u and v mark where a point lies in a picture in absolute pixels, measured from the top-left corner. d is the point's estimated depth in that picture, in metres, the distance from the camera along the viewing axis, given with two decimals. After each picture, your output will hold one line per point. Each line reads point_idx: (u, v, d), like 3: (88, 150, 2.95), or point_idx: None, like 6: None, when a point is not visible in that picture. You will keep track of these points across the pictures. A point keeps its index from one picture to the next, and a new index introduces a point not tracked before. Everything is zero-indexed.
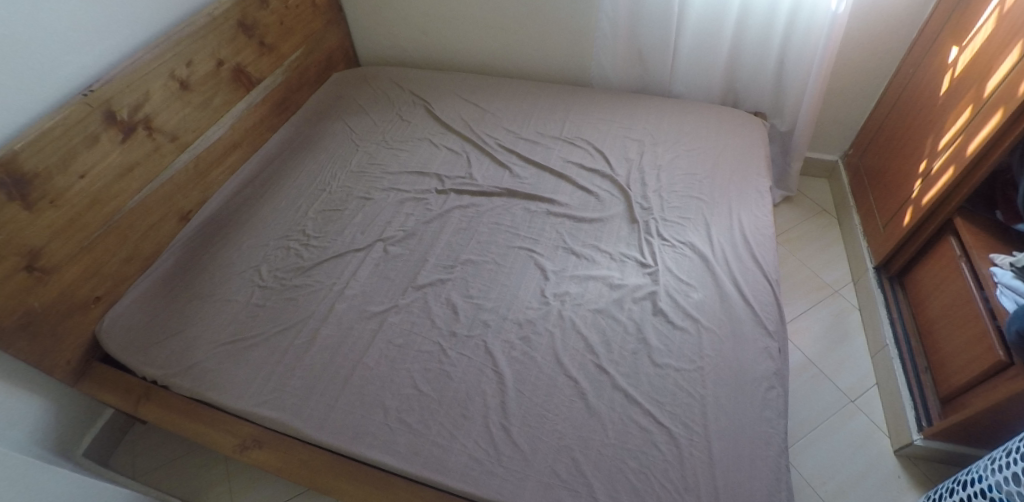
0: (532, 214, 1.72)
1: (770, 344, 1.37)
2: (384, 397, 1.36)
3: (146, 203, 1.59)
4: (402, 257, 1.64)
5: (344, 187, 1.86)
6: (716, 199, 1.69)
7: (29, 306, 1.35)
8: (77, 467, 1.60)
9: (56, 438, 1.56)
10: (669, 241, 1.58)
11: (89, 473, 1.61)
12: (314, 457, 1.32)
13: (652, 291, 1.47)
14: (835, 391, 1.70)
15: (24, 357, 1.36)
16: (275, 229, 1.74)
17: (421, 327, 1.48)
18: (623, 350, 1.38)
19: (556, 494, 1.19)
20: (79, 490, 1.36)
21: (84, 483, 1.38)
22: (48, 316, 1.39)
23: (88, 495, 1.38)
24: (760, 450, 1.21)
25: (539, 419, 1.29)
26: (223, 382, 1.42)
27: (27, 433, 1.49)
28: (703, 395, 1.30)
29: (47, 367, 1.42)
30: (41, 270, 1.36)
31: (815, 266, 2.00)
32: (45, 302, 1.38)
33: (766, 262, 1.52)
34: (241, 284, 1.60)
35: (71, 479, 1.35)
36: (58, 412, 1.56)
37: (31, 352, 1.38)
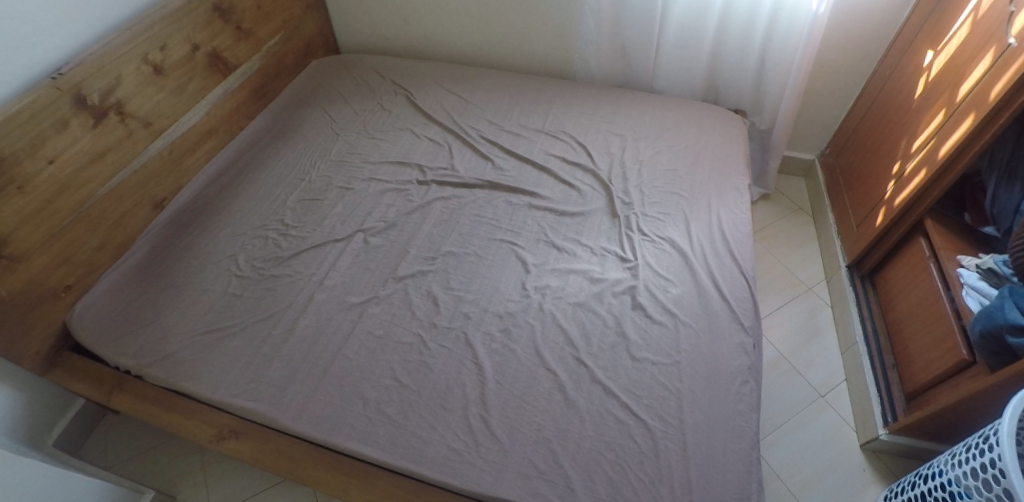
0: (514, 206, 1.72)
1: (745, 339, 1.40)
2: (364, 389, 1.35)
3: (119, 190, 1.56)
4: (383, 248, 1.63)
5: (324, 177, 1.83)
6: (695, 196, 1.71)
7: None
8: (47, 458, 1.57)
9: (24, 428, 1.53)
10: (649, 237, 1.60)
11: (59, 464, 1.58)
12: (291, 448, 1.31)
13: (631, 286, 1.49)
14: (806, 386, 1.74)
15: None
16: (253, 218, 1.71)
17: (401, 318, 1.47)
18: (602, 344, 1.40)
19: (534, 486, 1.20)
20: (50, 483, 1.34)
21: (55, 474, 1.35)
22: (16, 305, 1.36)
23: (57, 486, 1.35)
24: (732, 443, 1.25)
25: (518, 411, 1.30)
26: (198, 373, 1.40)
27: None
28: (680, 389, 1.32)
29: (16, 357, 1.39)
30: (9, 258, 1.32)
31: (790, 264, 2.04)
32: (14, 291, 1.35)
33: (743, 258, 1.55)
34: (217, 274, 1.58)
35: (41, 471, 1.32)
36: (26, 402, 1.53)
37: None
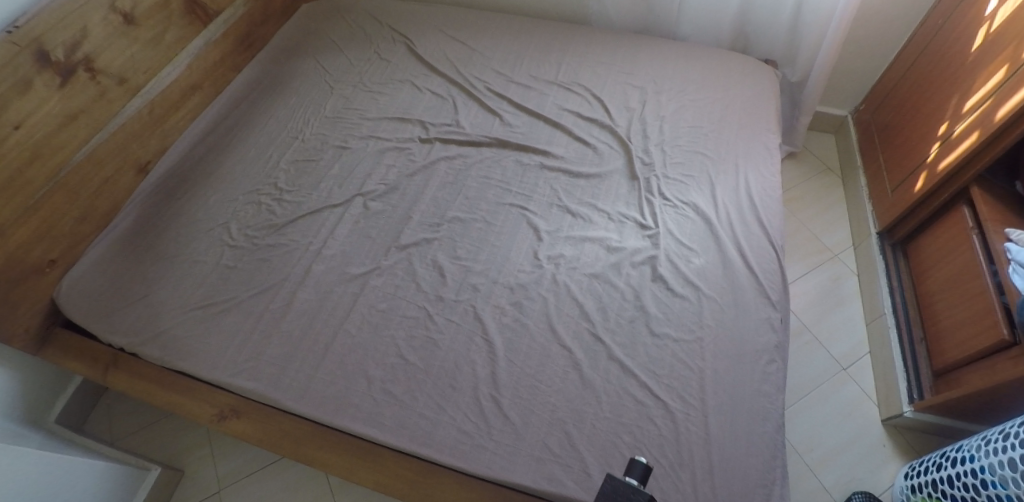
0: (524, 166, 1.60)
1: (773, 314, 1.32)
2: (368, 367, 1.28)
3: (98, 155, 1.44)
4: (384, 214, 1.53)
5: (319, 135, 1.71)
6: (721, 156, 1.60)
7: None
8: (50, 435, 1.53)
9: (22, 406, 1.49)
10: (671, 201, 1.50)
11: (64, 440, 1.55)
12: (296, 428, 1.26)
13: (652, 256, 1.39)
14: (827, 358, 1.68)
15: None
16: (245, 182, 1.61)
17: (405, 291, 1.39)
18: (619, 318, 1.31)
19: (549, 470, 1.14)
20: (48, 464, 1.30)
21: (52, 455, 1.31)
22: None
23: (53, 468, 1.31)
24: (756, 427, 1.18)
25: (532, 390, 1.23)
26: (194, 351, 1.33)
27: None
28: (702, 368, 1.24)
29: (4, 336, 1.32)
30: None
31: (815, 227, 1.94)
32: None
33: (771, 227, 1.45)
34: (209, 244, 1.49)
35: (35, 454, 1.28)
36: (22, 379, 1.48)
37: None
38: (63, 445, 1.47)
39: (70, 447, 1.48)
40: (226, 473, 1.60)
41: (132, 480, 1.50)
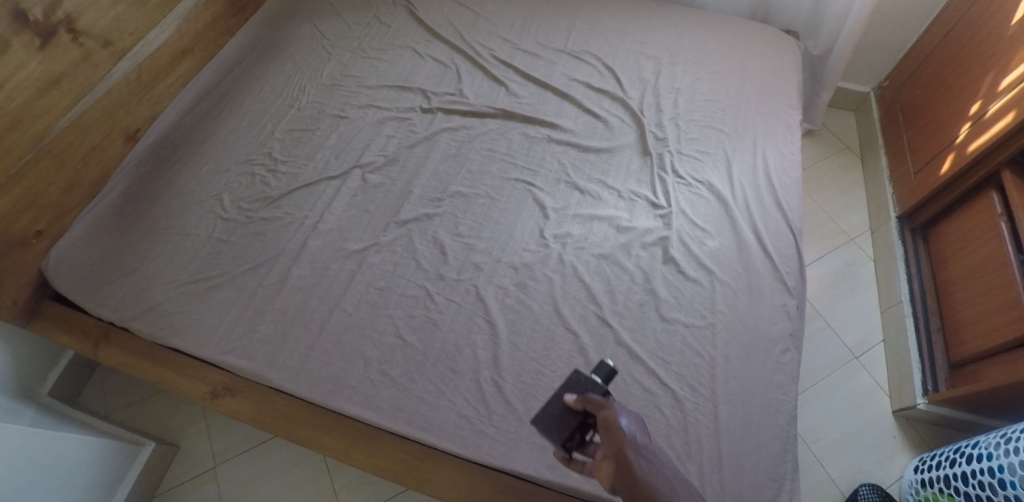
0: (531, 139, 1.53)
1: (789, 301, 1.27)
2: (365, 347, 1.23)
3: (84, 122, 1.37)
4: (383, 187, 1.46)
5: (317, 103, 1.63)
6: (738, 133, 1.52)
7: None
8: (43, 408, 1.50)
9: (14, 379, 1.45)
10: (684, 179, 1.43)
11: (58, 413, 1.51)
12: (291, 409, 1.21)
13: (663, 236, 1.33)
14: (839, 346, 1.63)
15: None
16: (239, 152, 1.54)
17: (405, 269, 1.33)
18: (628, 301, 1.26)
19: (552, 458, 1.10)
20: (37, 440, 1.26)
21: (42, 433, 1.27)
22: None
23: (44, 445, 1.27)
24: (768, 418, 1.13)
25: (535, 375, 1.18)
26: (186, 328, 1.28)
27: None
28: (713, 356, 1.19)
29: None
30: None
31: (831, 209, 1.86)
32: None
33: (789, 209, 1.38)
34: (201, 216, 1.43)
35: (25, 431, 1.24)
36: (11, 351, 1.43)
37: None
38: (56, 419, 1.44)
39: (63, 422, 1.44)
40: (221, 449, 1.57)
41: (126, 455, 1.46)
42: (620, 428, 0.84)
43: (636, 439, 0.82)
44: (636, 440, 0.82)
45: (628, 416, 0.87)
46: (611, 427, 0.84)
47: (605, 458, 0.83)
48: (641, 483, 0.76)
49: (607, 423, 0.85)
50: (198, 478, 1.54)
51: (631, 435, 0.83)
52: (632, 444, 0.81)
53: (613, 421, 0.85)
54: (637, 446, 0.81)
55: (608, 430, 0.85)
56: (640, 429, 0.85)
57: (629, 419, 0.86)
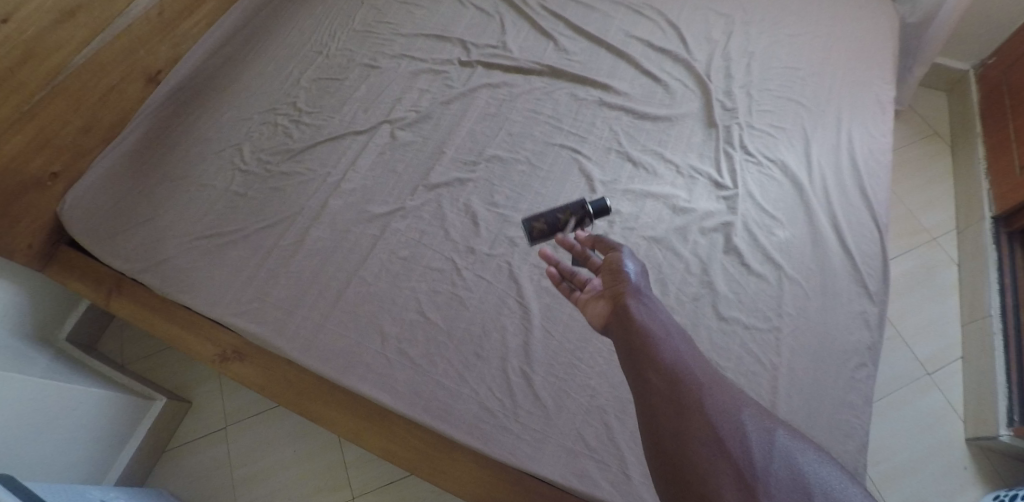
0: (580, 102, 1.36)
1: (868, 308, 1.10)
2: (383, 323, 1.12)
3: (101, 59, 1.24)
4: (413, 146, 1.33)
5: (346, 51, 1.49)
6: (819, 107, 1.32)
7: None
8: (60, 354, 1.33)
9: (31, 321, 1.29)
10: (754, 157, 1.25)
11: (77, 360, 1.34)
12: (303, 381, 1.09)
13: (726, 222, 1.18)
14: (911, 359, 1.44)
15: None
16: (262, 100, 1.42)
17: (432, 238, 1.20)
18: (681, 295, 1.11)
19: (582, 466, 0.97)
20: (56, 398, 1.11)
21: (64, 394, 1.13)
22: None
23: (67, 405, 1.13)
24: (835, 443, 0.99)
25: (569, 370, 1.05)
26: (196, 285, 1.17)
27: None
28: (775, 365, 1.05)
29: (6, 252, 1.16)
30: None
31: (913, 203, 1.64)
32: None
33: (876, 200, 1.19)
34: (219, 167, 1.32)
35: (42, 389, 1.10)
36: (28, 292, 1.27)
37: None
38: (69, 368, 1.27)
39: (76, 370, 1.27)
40: (241, 407, 1.39)
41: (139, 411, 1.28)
42: (626, 274, 0.90)
43: (640, 287, 0.88)
44: (640, 287, 0.88)
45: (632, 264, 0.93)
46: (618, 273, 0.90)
47: (606, 298, 0.89)
48: (642, 323, 0.81)
49: (615, 267, 0.91)
50: (208, 438, 1.36)
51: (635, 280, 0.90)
52: (637, 289, 0.87)
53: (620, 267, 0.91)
54: (641, 292, 0.87)
55: (615, 276, 0.90)
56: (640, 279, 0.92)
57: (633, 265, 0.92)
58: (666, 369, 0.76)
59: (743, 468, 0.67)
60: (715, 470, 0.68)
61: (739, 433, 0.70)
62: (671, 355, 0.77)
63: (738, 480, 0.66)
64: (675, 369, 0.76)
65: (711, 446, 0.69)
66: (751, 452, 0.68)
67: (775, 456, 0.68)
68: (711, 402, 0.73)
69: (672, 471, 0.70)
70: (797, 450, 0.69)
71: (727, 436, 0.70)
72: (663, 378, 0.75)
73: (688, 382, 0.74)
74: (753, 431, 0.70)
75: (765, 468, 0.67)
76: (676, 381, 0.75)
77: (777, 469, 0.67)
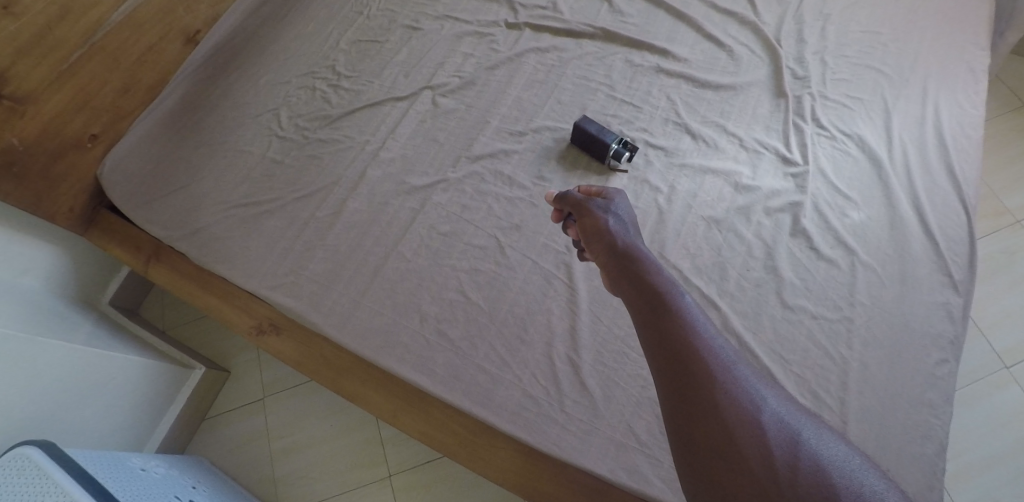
0: (635, 68, 1.26)
1: (952, 299, 0.99)
2: (422, 301, 1.06)
3: (139, 17, 1.19)
4: (456, 114, 1.26)
5: (387, 11, 1.42)
6: (902, 76, 1.19)
7: (7, 143, 1.03)
8: (106, 318, 1.30)
9: (79, 285, 1.26)
10: (829, 131, 1.14)
11: (121, 325, 1.32)
12: (340, 357, 1.06)
13: (795, 202, 1.08)
14: (986, 351, 1.30)
15: (15, 205, 1.05)
16: (300, 63, 1.36)
17: (474, 213, 1.14)
18: (742, 280, 1.03)
19: (632, 460, 0.92)
20: (95, 365, 1.09)
21: (105, 361, 1.11)
22: (36, 157, 1.07)
23: (107, 374, 1.11)
24: (912, 445, 0.90)
25: (618, 358, 0.99)
26: (233, 255, 1.14)
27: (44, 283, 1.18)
28: (846, 359, 0.96)
29: (49, 216, 1.12)
30: (12, 100, 1.02)
31: (995, 181, 1.47)
32: (26, 140, 1.05)
33: (964, 179, 1.08)
34: (256, 132, 1.28)
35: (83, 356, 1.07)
36: (73, 256, 1.24)
37: (23, 201, 1.06)
38: (112, 335, 1.23)
39: (118, 338, 1.23)
40: (277, 381, 1.37)
41: (178, 381, 1.27)
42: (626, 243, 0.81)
43: (643, 255, 0.79)
44: (642, 257, 0.79)
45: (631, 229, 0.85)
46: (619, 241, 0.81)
47: (605, 265, 0.81)
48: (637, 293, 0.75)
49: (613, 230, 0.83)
50: (246, 409, 1.35)
51: (631, 242, 0.82)
52: (640, 261, 0.78)
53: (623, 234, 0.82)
54: (646, 265, 0.78)
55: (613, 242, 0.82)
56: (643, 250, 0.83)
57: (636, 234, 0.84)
58: (674, 359, 0.68)
59: (758, 460, 0.62)
60: (727, 466, 0.62)
61: (750, 422, 0.64)
62: (683, 344, 0.69)
63: (747, 477, 0.61)
64: (684, 359, 0.68)
65: (723, 439, 0.63)
66: (766, 441, 0.63)
67: (788, 447, 0.63)
68: (722, 390, 0.66)
69: (681, 469, 0.65)
70: (807, 432, 0.64)
71: (740, 427, 0.63)
72: (671, 368, 0.68)
73: (701, 369, 0.67)
74: (766, 421, 0.65)
75: (778, 462, 0.62)
76: (686, 374, 0.67)
77: (792, 461, 0.62)
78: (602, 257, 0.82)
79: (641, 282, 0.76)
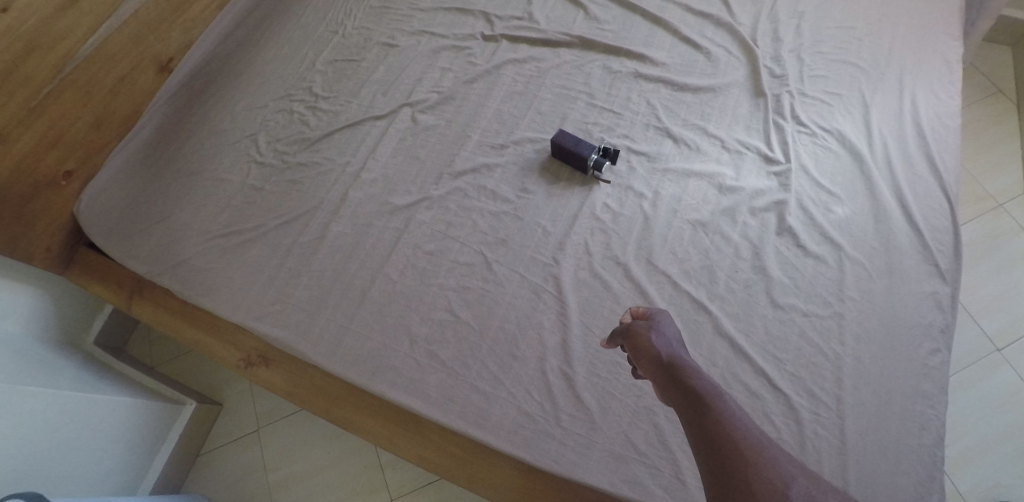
0: (613, 74, 1.26)
1: (941, 289, 1.00)
2: (411, 323, 1.05)
3: (108, 49, 1.14)
4: (436, 130, 1.25)
5: (363, 29, 1.41)
6: (878, 69, 1.20)
7: None
8: (91, 358, 1.27)
9: (61, 326, 1.23)
10: (809, 128, 1.15)
11: (107, 364, 1.29)
12: (331, 384, 1.04)
13: (779, 201, 1.08)
14: (978, 335, 1.31)
15: None
16: (277, 86, 1.35)
17: (460, 230, 1.13)
18: (731, 282, 1.03)
19: (631, 471, 0.91)
20: (77, 407, 1.06)
21: (87, 401, 1.08)
22: (8, 199, 1.04)
23: (92, 415, 1.09)
24: (910, 437, 0.90)
25: (612, 368, 0.98)
26: (217, 287, 1.12)
27: (22, 326, 1.14)
28: (839, 355, 0.96)
29: (26, 256, 1.10)
30: None
31: (975, 167, 1.48)
32: None
33: (945, 169, 1.08)
34: (235, 159, 1.26)
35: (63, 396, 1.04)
36: (52, 296, 1.21)
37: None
38: (96, 375, 1.20)
39: (103, 378, 1.20)
40: (270, 410, 1.35)
41: (168, 417, 1.24)
42: (654, 336, 0.78)
43: (673, 349, 0.75)
44: (672, 349, 0.75)
45: (665, 321, 0.81)
46: (646, 334, 0.78)
47: (645, 370, 0.76)
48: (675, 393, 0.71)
49: (642, 325, 0.80)
50: (240, 441, 1.33)
51: (673, 348, 0.76)
52: (670, 355, 0.74)
53: (650, 326, 0.79)
54: (675, 357, 0.74)
55: (640, 336, 0.78)
56: (679, 341, 0.79)
57: (672, 324, 0.80)
58: (709, 448, 0.64)
59: None
60: None
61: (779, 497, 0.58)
62: (716, 430, 0.64)
63: None
64: (718, 449, 0.63)
65: None
66: None
67: None
68: (751, 469, 0.60)
69: None
70: None
71: None
72: (706, 460, 0.63)
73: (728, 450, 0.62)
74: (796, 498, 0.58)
75: None
76: (720, 461, 0.62)
77: None
78: (635, 356, 0.79)
79: (670, 373, 0.72)
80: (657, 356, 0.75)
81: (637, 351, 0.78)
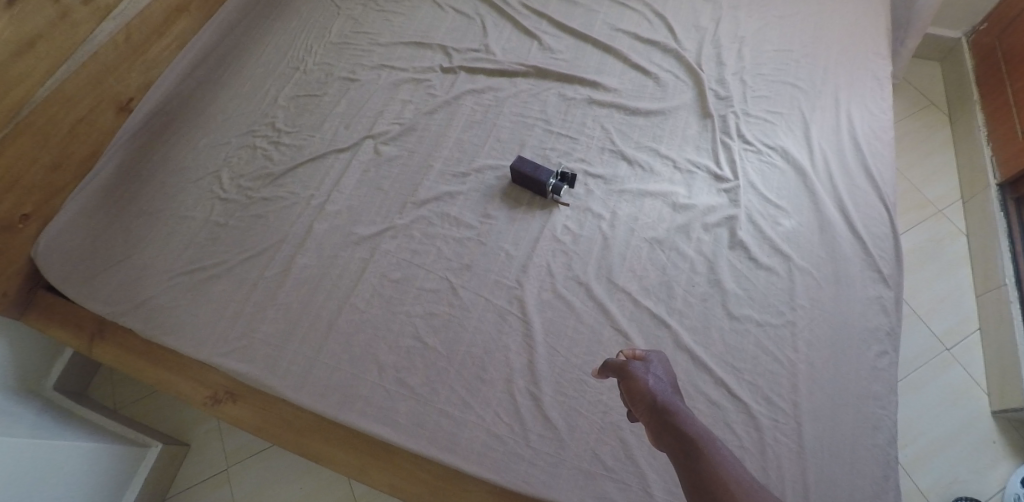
0: (569, 101, 1.31)
1: (884, 293, 1.05)
2: (379, 351, 1.06)
3: (67, 91, 1.13)
4: (399, 160, 1.27)
5: (324, 65, 1.44)
6: (815, 88, 1.27)
7: None
8: (50, 404, 1.24)
9: (18, 372, 1.20)
10: (754, 145, 1.21)
11: (67, 409, 1.26)
12: (300, 417, 1.04)
13: (730, 215, 1.13)
14: (927, 336, 1.37)
15: None
16: (240, 122, 1.36)
17: (424, 257, 1.15)
18: (689, 296, 1.06)
19: (601, 487, 0.93)
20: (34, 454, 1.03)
21: (41, 448, 1.04)
22: None
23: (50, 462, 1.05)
24: (864, 437, 0.94)
25: (578, 386, 1.00)
26: (181, 325, 1.11)
27: None
28: (794, 361, 1.00)
29: None
30: None
31: (913, 176, 1.56)
32: None
33: (881, 179, 1.15)
34: (198, 197, 1.26)
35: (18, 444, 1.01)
36: (9, 342, 1.18)
37: None
38: (57, 421, 1.17)
39: (63, 424, 1.17)
40: (237, 448, 1.33)
41: (132, 461, 1.21)
42: (649, 380, 0.77)
43: (669, 395, 0.75)
44: (667, 396, 0.75)
45: (657, 365, 0.81)
46: (642, 377, 0.77)
47: (639, 414, 0.76)
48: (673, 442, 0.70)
49: (638, 367, 0.80)
50: (209, 482, 1.30)
51: (667, 393, 0.76)
52: (666, 401, 0.74)
53: (645, 369, 0.79)
54: (670, 404, 0.74)
55: (635, 379, 0.78)
56: (672, 385, 0.79)
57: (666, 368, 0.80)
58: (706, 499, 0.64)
59: None
60: None
61: None
62: (715, 481, 0.64)
63: None
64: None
65: None
66: None
67: None
68: None
69: None
70: None
71: None
72: None
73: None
74: None
75: None
76: None
77: None
78: (627, 398, 0.78)
79: (666, 420, 0.72)
80: (653, 400, 0.74)
81: (632, 394, 0.77)
